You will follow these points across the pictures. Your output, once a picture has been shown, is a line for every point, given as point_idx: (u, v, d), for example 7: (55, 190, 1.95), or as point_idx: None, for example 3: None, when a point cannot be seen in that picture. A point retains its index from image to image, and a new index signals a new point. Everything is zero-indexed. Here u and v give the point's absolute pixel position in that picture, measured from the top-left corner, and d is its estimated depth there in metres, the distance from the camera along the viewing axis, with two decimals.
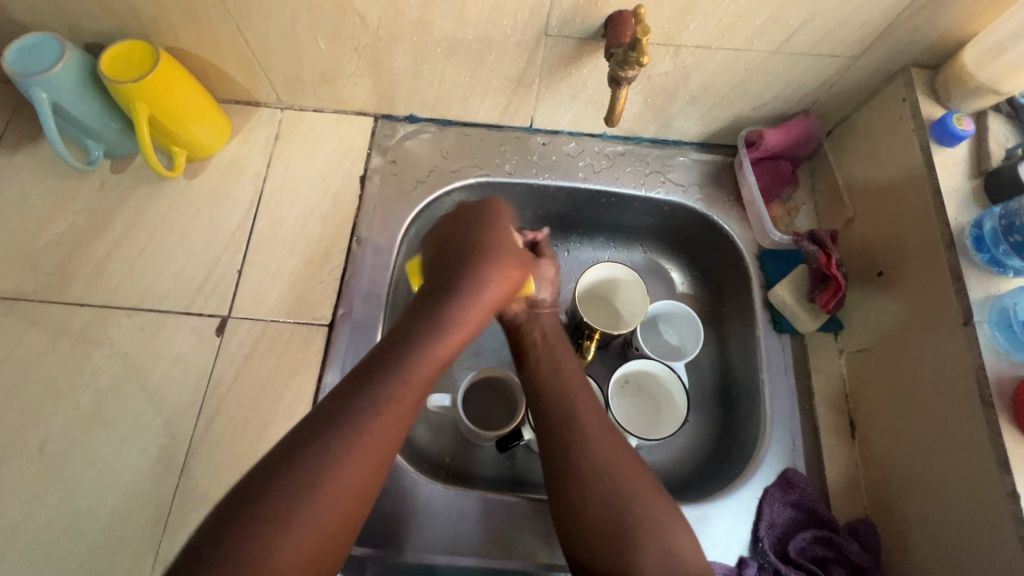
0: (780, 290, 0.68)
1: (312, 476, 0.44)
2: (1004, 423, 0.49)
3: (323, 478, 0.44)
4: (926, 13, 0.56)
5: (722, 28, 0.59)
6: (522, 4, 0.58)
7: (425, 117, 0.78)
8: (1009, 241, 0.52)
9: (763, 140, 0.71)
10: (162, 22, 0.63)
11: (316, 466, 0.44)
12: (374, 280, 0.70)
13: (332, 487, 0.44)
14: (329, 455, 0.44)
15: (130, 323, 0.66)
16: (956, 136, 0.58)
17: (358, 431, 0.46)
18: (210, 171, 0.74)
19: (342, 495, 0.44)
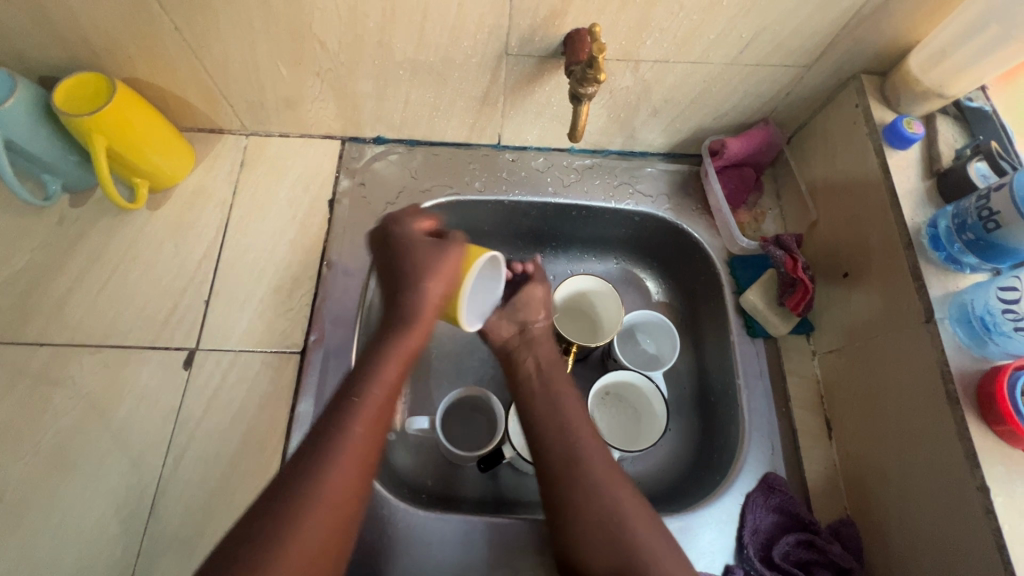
0: (751, 295, 0.69)
1: (297, 506, 0.45)
2: (971, 417, 0.50)
3: (307, 510, 0.45)
4: (870, 23, 0.58)
5: (678, 43, 0.60)
6: (480, 25, 0.58)
7: (392, 138, 0.78)
8: (963, 239, 0.53)
9: (726, 149, 0.73)
10: (118, 53, 0.62)
11: (298, 497, 0.46)
12: (345, 304, 0.69)
13: (318, 513, 0.45)
14: (308, 485, 0.46)
15: (93, 360, 0.64)
16: (907, 139, 0.60)
17: (331, 458, 0.48)
18: (174, 201, 0.73)
19: (315, 526, 0.45)
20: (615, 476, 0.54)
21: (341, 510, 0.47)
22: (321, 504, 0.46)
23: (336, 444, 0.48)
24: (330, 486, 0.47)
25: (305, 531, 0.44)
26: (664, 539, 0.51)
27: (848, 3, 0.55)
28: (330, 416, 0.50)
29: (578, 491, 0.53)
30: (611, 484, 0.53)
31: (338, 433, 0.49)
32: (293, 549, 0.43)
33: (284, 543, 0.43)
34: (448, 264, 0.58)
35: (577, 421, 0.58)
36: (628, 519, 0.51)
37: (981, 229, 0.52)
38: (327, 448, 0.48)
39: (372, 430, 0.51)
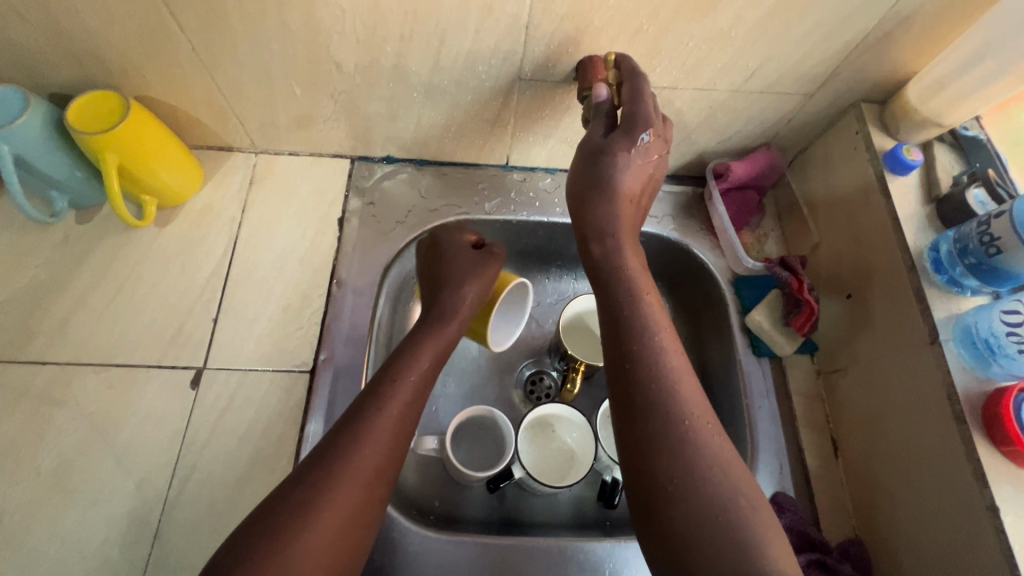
0: (757, 315, 0.70)
1: (334, 477, 0.45)
2: (978, 437, 0.51)
3: (337, 479, 0.45)
4: (871, 55, 0.60)
5: (687, 70, 0.62)
6: (495, 50, 0.60)
7: (402, 157, 0.78)
8: (965, 263, 0.55)
9: (730, 172, 0.75)
10: (133, 72, 0.62)
11: (335, 467, 0.46)
12: (355, 322, 0.69)
13: (353, 484, 0.45)
14: (344, 458, 0.46)
15: (97, 380, 0.63)
16: (907, 165, 0.62)
17: (369, 434, 0.48)
18: (182, 218, 0.73)
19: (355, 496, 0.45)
20: (687, 385, 0.48)
21: (376, 485, 0.47)
22: (355, 476, 0.46)
23: (375, 420, 0.49)
24: (362, 460, 0.47)
25: (342, 502, 0.45)
26: (736, 468, 0.45)
27: (850, 36, 0.58)
28: (368, 397, 0.51)
29: (653, 407, 0.46)
30: (684, 404, 0.47)
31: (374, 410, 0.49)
32: (327, 518, 0.43)
33: (320, 513, 0.43)
34: (487, 271, 0.62)
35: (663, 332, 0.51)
36: (693, 442, 0.45)
37: (983, 253, 0.54)
38: (364, 425, 0.48)
39: (407, 411, 0.51)
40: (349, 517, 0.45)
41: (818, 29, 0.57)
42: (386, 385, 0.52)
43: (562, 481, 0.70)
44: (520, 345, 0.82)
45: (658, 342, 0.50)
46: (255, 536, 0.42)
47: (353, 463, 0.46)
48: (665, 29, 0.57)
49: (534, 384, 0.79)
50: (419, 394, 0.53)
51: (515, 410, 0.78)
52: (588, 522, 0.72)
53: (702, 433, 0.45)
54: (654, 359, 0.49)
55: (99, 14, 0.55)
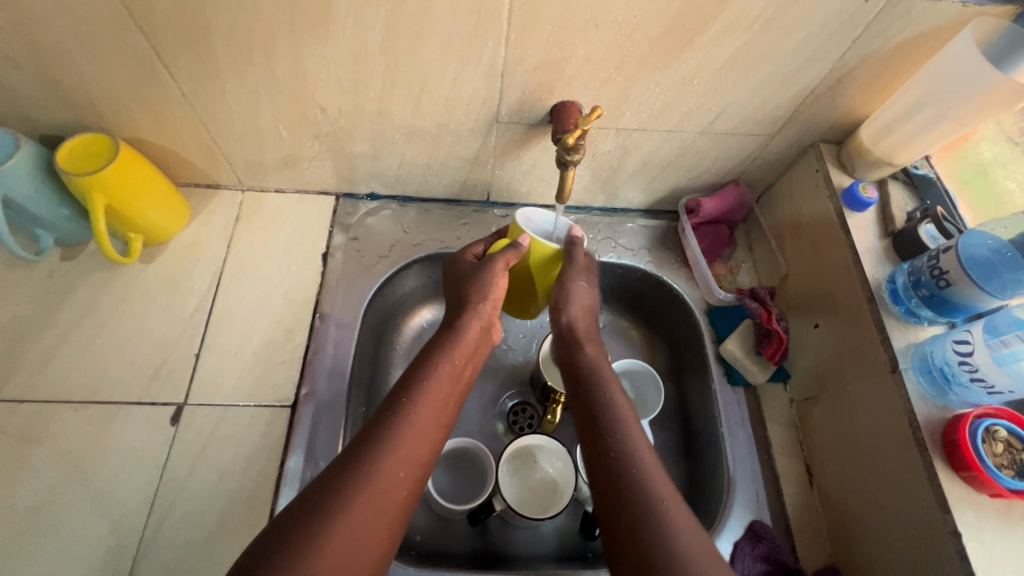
0: (730, 344, 0.73)
1: (348, 497, 0.44)
2: (939, 463, 0.53)
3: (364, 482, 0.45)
4: (824, 100, 0.65)
5: (655, 113, 0.65)
6: (473, 96, 0.63)
7: (386, 194, 0.81)
8: (919, 294, 0.58)
9: (701, 208, 0.78)
10: (123, 115, 0.64)
11: (354, 475, 0.45)
12: (337, 355, 0.70)
13: (366, 507, 0.44)
14: (360, 477, 0.45)
15: (76, 417, 0.63)
16: (863, 202, 0.66)
17: (385, 452, 0.47)
18: (168, 254, 0.74)
19: (369, 520, 0.44)
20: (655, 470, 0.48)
21: (389, 511, 0.45)
22: (369, 496, 0.44)
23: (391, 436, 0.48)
24: (379, 481, 0.45)
25: (353, 525, 0.43)
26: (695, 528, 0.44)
27: (803, 84, 0.62)
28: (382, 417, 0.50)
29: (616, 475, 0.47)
30: (659, 486, 0.46)
31: (393, 430, 0.49)
32: (337, 540, 0.41)
33: (331, 532, 0.42)
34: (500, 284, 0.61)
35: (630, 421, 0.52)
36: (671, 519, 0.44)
37: (934, 286, 0.57)
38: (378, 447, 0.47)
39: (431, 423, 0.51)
40: (360, 540, 0.43)
41: (774, 77, 0.61)
42: (405, 405, 0.51)
43: (543, 512, 0.70)
44: (502, 376, 0.83)
45: (628, 429, 0.51)
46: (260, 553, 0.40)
47: (368, 485, 0.45)
48: (632, 77, 0.61)
49: (515, 415, 0.81)
50: (440, 417, 0.52)
51: (497, 442, 0.79)
52: (570, 554, 0.72)
53: (680, 519, 0.44)
54: (627, 448, 0.49)
55: (92, 62, 0.57)
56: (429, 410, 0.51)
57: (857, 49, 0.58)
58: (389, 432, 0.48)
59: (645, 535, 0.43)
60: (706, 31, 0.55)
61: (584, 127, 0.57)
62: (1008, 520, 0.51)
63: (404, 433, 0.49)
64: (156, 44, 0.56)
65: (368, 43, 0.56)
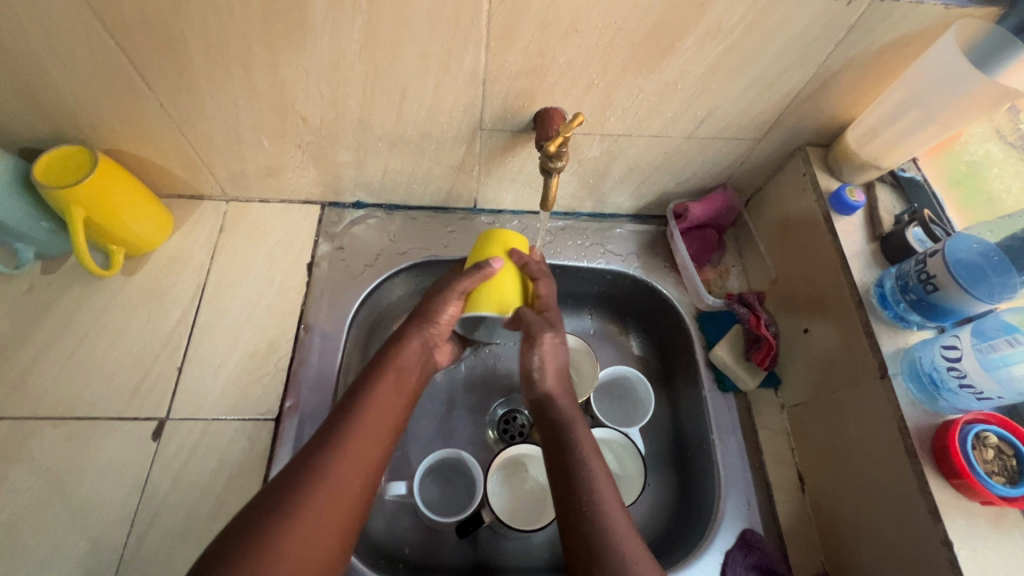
0: (719, 350, 0.72)
1: (296, 505, 0.47)
2: (929, 470, 0.52)
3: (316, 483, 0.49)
4: (809, 104, 0.64)
5: (639, 119, 0.65)
6: (455, 103, 0.62)
7: (372, 203, 0.80)
8: (907, 299, 0.58)
9: (689, 213, 0.78)
10: (101, 127, 0.63)
11: (305, 477, 0.49)
12: (323, 367, 0.69)
13: (318, 512, 0.47)
14: (313, 483, 0.49)
15: (55, 434, 0.62)
16: (850, 206, 0.65)
17: (334, 453, 0.51)
18: (150, 266, 0.73)
19: (322, 524, 0.47)
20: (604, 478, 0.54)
21: (343, 513, 0.49)
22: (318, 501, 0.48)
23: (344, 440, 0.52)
24: (327, 489, 0.49)
25: (299, 531, 0.46)
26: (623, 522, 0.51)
27: (787, 88, 0.61)
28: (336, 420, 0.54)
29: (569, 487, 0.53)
30: (599, 498, 0.52)
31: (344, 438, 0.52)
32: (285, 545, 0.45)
33: (278, 539, 0.45)
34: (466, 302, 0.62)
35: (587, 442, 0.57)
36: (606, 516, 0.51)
37: (922, 290, 0.57)
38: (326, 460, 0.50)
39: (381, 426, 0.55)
40: (309, 543, 0.46)
41: (757, 82, 0.60)
42: (359, 403, 0.55)
43: (532, 524, 0.69)
44: (491, 385, 0.82)
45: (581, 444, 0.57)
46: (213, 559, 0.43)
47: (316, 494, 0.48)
48: (615, 83, 0.60)
49: (506, 423, 0.80)
50: (390, 424, 0.55)
51: (487, 451, 0.78)
52: (561, 564, 0.71)
53: (617, 516, 0.51)
54: (581, 467, 0.55)
55: (68, 74, 0.56)
56: (377, 417, 0.55)
57: (840, 53, 0.57)
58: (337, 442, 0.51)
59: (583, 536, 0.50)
60: (687, 36, 0.55)
61: (566, 135, 0.56)
62: (999, 528, 0.50)
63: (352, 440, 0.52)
64: (131, 56, 0.55)
65: (347, 53, 0.56)
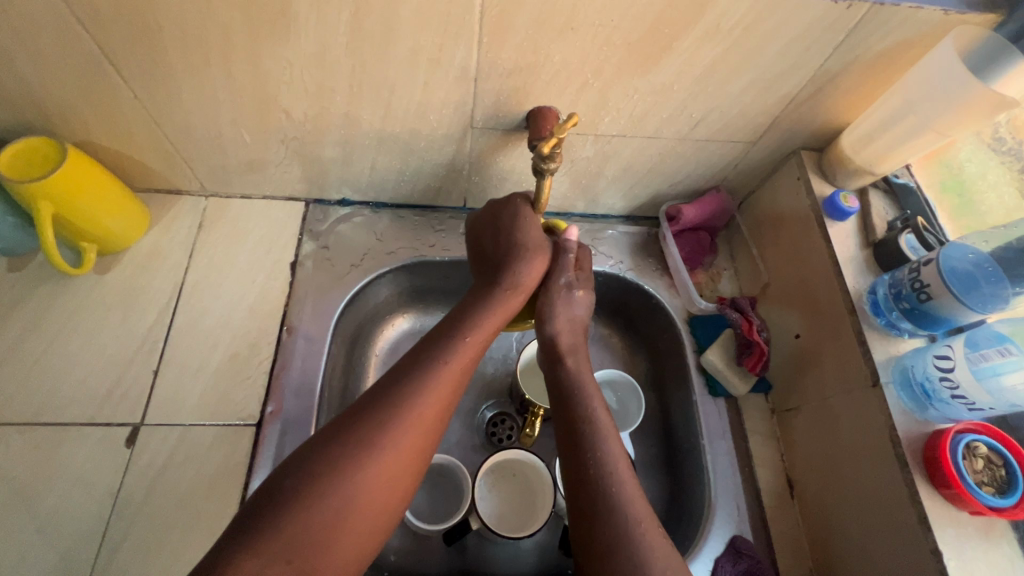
0: (711, 355, 0.71)
1: (367, 450, 0.46)
2: (919, 480, 0.52)
3: (384, 434, 0.47)
4: (805, 108, 0.63)
5: (634, 120, 0.64)
6: (446, 101, 0.60)
7: (358, 200, 0.78)
8: (900, 307, 0.58)
9: (682, 215, 0.77)
10: (71, 117, 0.60)
11: (374, 423, 0.47)
12: (306, 371, 0.67)
13: (383, 459, 0.47)
14: (386, 424, 0.48)
15: (21, 441, 0.59)
16: (844, 212, 0.65)
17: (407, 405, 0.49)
18: (125, 264, 0.70)
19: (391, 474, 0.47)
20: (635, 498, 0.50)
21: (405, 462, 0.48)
22: (378, 467, 0.46)
23: (417, 387, 0.50)
24: (389, 455, 0.47)
25: (366, 482, 0.45)
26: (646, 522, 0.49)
27: (784, 90, 0.61)
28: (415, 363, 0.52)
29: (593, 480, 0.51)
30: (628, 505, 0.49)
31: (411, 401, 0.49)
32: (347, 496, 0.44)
33: (342, 489, 0.44)
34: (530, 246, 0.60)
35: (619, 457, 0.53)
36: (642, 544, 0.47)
37: (915, 299, 0.57)
38: (394, 411, 0.48)
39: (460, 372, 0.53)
40: (379, 488, 0.46)
41: (754, 85, 0.59)
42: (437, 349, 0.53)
43: (521, 530, 0.68)
44: (480, 387, 0.81)
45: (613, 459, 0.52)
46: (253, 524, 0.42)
47: (383, 447, 0.47)
48: (610, 83, 0.59)
49: (494, 426, 0.78)
50: (458, 381, 0.53)
51: (475, 455, 0.76)
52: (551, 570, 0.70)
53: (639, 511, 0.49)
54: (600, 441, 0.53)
55: (32, 60, 0.53)
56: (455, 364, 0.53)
57: (838, 57, 0.56)
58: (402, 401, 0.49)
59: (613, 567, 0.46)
60: (684, 37, 0.53)
61: (561, 135, 0.54)
62: (987, 538, 0.51)
63: (425, 390, 0.50)
64: (102, 43, 0.52)
65: (333, 45, 0.53)
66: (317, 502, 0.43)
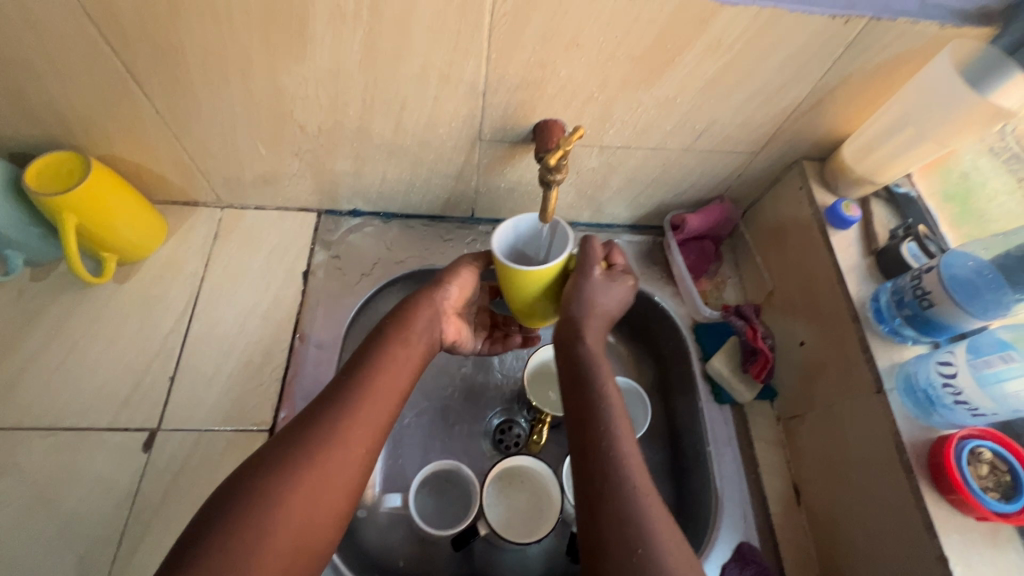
0: (716, 362, 0.72)
1: (298, 458, 0.45)
2: (925, 486, 0.53)
3: (315, 449, 0.46)
4: (806, 119, 0.65)
5: (638, 132, 0.65)
6: (455, 114, 0.62)
7: (368, 211, 0.80)
8: (902, 314, 0.59)
9: (686, 224, 0.78)
10: (95, 132, 0.62)
11: (306, 434, 0.47)
12: (318, 378, 0.68)
13: (312, 469, 0.45)
14: (314, 436, 0.47)
15: (42, 445, 0.61)
16: (846, 220, 0.66)
17: (339, 417, 0.48)
18: (144, 274, 0.72)
19: (324, 487, 0.45)
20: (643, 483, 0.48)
21: (342, 481, 0.46)
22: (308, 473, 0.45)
23: (350, 403, 0.49)
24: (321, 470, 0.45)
25: (299, 496, 0.44)
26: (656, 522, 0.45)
27: (784, 103, 0.62)
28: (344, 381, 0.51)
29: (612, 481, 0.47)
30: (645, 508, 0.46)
31: (344, 408, 0.49)
32: (285, 509, 0.43)
33: (280, 499, 0.43)
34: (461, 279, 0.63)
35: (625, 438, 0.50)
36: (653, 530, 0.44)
37: (917, 306, 0.57)
38: (324, 423, 0.48)
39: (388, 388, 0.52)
40: (314, 499, 0.45)
41: (756, 97, 0.61)
42: (370, 358, 0.53)
43: (529, 536, 0.68)
44: (487, 395, 0.81)
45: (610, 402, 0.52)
46: (197, 533, 0.41)
47: (315, 455, 0.46)
48: (614, 97, 0.60)
49: (502, 433, 0.79)
50: (392, 396, 0.52)
51: (483, 462, 0.77)
52: None
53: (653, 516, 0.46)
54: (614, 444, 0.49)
55: (59, 78, 0.55)
56: (383, 379, 0.52)
57: (838, 69, 0.58)
58: (338, 410, 0.49)
59: (610, 532, 0.45)
60: (687, 51, 0.55)
61: (568, 147, 0.55)
62: (994, 544, 0.51)
63: (355, 404, 0.49)
64: (126, 61, 0.54)
65: (347, 63, 0.55)
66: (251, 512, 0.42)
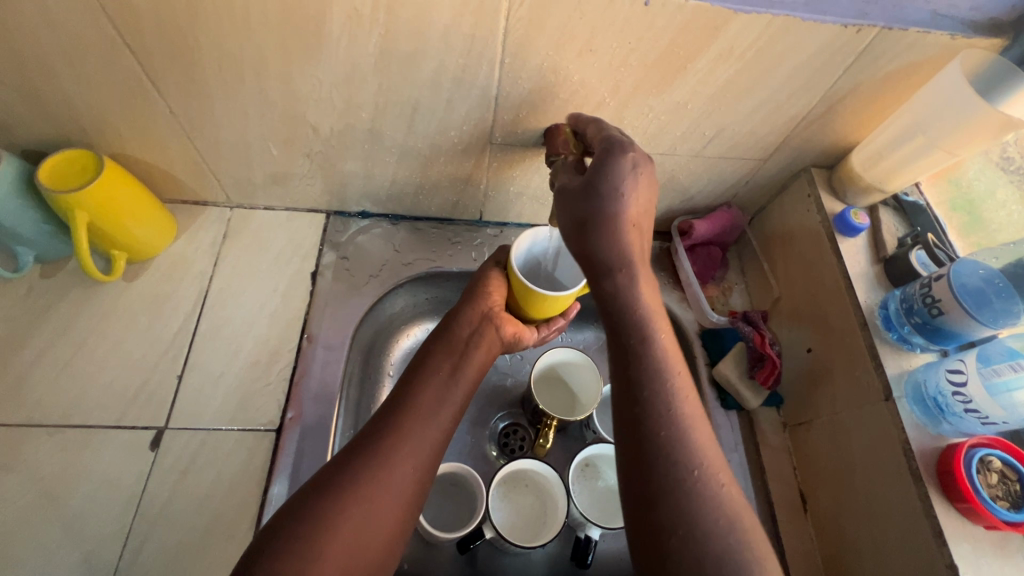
0: (723, 367, 0.72)
1: (360, 475, 0.47)
2: (933, 494, 0.52)
3: (376, 464, 0.48)
4: (815, 127, 0.65)
5: (648, 137, 0.66)
6: (467, 118, 0.63)
7: (377, 213, 0.80)
8: (912, 322, 0.59)
9: (694, 230, 0.78)
10: (109, 131, 0.63)
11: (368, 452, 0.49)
12: (325, 378, 0.68)
13: (372, 484, 0.47)
14: (376, 454, 0.49)
15: (49, 442, 0.61)
16: (855, 228, 0.66)
17: (396, 438, 0.50)
18: (153, 272, 0.72)
19: (382, 504, 0.47)
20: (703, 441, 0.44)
21: (398, 501, 0.48)
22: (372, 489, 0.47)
23: (405, 424, 0.52)
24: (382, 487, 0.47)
25: (359, 511, 0.46)
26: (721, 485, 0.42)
27: (794, 110, 0.62)
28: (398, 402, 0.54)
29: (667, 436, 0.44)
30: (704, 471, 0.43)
31: (399, 429, 0.51)
32: (347, 524, 0.45)
33: (342, 514, 0.45)
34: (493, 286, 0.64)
35: (679, 384, 0.46)
36: (703, 514, 0.41)
37: (926, 313, 0.57)
38: (385, 442, 0.50)
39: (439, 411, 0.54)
40: (372, 515, 0.46)
41: (766, 104, 0.61)
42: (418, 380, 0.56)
43: (534, 540, 0.68)
44: (493, 398, 0.82)
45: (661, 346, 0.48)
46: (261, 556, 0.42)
47: (377, 473, 0.48)
48: (625, 102, 0.61)
49: (506, 437, 0.79)
50: (443, 419, 0.54)
51: (489, 465, 0.77)
52: None
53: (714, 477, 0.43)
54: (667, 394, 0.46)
55: (76, 76, 0.56)
56: (433, 401, 0.54)
57: (848, 78, 0.58)
58: (394, 430, 0.51)
59: (669, 496, 0.41)
60: (698, 58, 0.55)
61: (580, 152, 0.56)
62: (1002, 553, 0.51)
63: (410, 425, 0.52)
64: (142, 61, 0.55)
65: (362, 65, 0.56)
66: (320, 524, 0.44)
